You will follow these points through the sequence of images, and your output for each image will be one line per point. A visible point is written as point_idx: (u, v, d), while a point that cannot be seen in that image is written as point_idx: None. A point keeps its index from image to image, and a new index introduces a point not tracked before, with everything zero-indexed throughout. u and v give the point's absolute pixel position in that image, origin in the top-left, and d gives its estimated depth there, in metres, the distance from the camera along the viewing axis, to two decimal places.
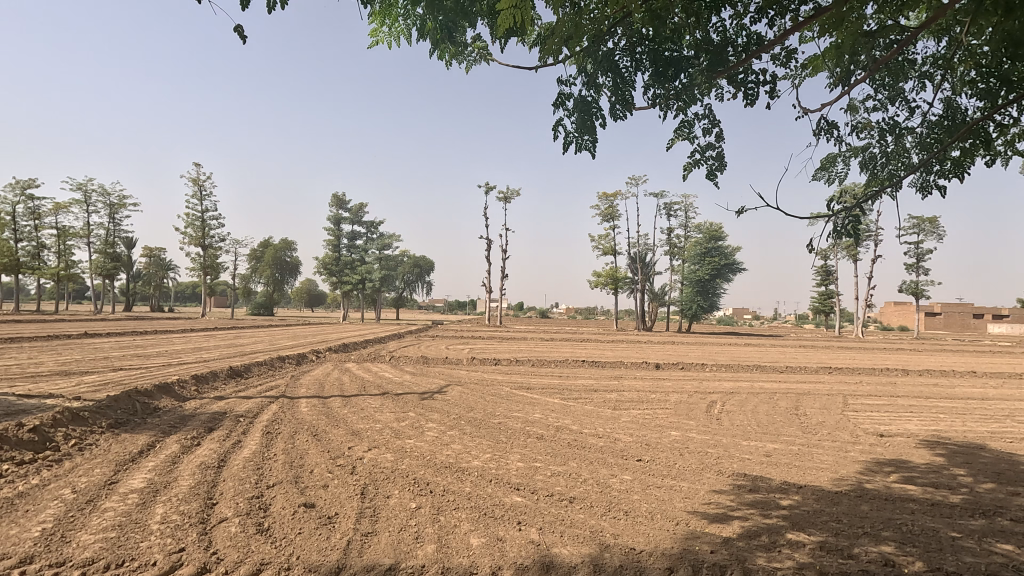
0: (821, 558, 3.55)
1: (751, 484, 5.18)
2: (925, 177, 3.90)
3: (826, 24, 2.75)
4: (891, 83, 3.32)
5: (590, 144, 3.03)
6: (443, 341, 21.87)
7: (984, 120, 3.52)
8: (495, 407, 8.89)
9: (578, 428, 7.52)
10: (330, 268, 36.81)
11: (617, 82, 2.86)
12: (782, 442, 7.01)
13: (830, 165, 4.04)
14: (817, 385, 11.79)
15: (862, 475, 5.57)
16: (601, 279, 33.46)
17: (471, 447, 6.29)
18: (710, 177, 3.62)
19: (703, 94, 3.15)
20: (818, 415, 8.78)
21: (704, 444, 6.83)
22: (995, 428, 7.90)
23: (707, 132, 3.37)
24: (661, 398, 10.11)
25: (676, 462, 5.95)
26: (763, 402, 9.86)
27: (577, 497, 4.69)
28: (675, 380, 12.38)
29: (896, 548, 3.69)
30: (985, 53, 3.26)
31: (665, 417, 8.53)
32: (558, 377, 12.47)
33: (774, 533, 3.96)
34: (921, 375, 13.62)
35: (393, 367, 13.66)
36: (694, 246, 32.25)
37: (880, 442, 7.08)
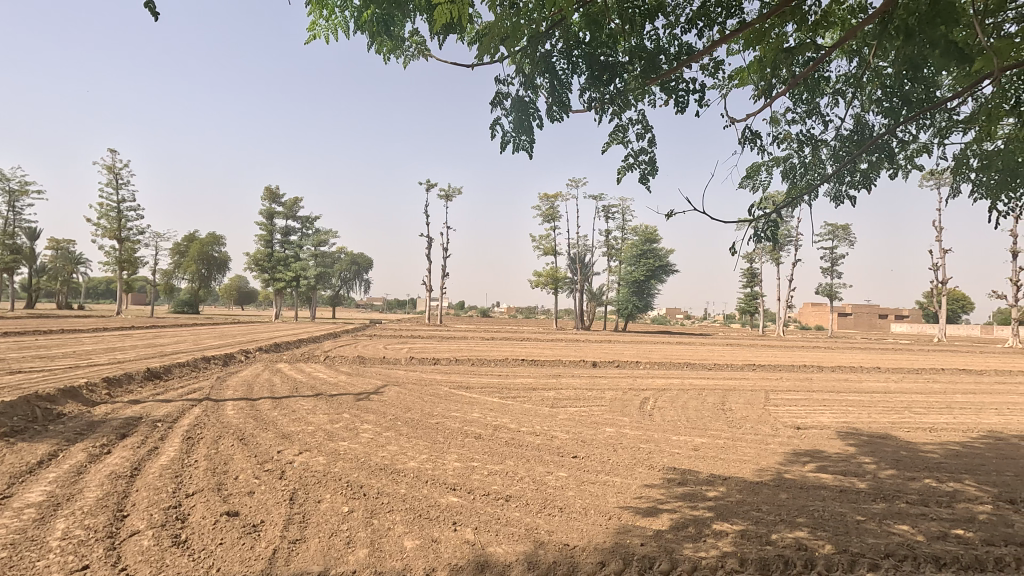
0: (741, 546, 3.74)
1: (680, 478, 5.39)
2: (838, 187, 4.20)
3: (748, 38, 2.89)
4: (808, 98, 3.56)
5: (527, 144, 3.04)
6: (380, 340, 21.48)
7: (888, 137, 3.83)
8: (433, 406, 8.81)
9: (515, 426, 7.57)
10: (261, 264, 35.25)
11: (554, 84, 2.89)
12: (709, 436, 7.34)
13: (755, 173, 4.28)
14: (741, 381, 12.47)
15: (781, 466, 5.93)
16: (541, 279, 33.77)
17: (408, 448, 6.20)
18: (644, 181, 3.72)
19: (637, 99, 3.24)
20: (742, 409, 9.29)
21: (637, 439, 7.06)
22: (896, 419, 8.65)
23: (640, 137, 3.45)
24: (597, 396, 10.35)
25: (610, 458, 6.10)
26: (692, 398, 10.29)
27: (513, 495, 4.72)
28: (612, 378, 12.70)
29: (809, 533, 3.95)
30: (889, 75, 3.54)
31: (601, 414, 8.74)
32: (496, 376, 12.53)
33: (700, 524, 4.14)
34: (833, 370, 14.75)
35: (328, 368, 13.23)
36: (632, 247, 33.23)
37: (797, 434, 7.58)
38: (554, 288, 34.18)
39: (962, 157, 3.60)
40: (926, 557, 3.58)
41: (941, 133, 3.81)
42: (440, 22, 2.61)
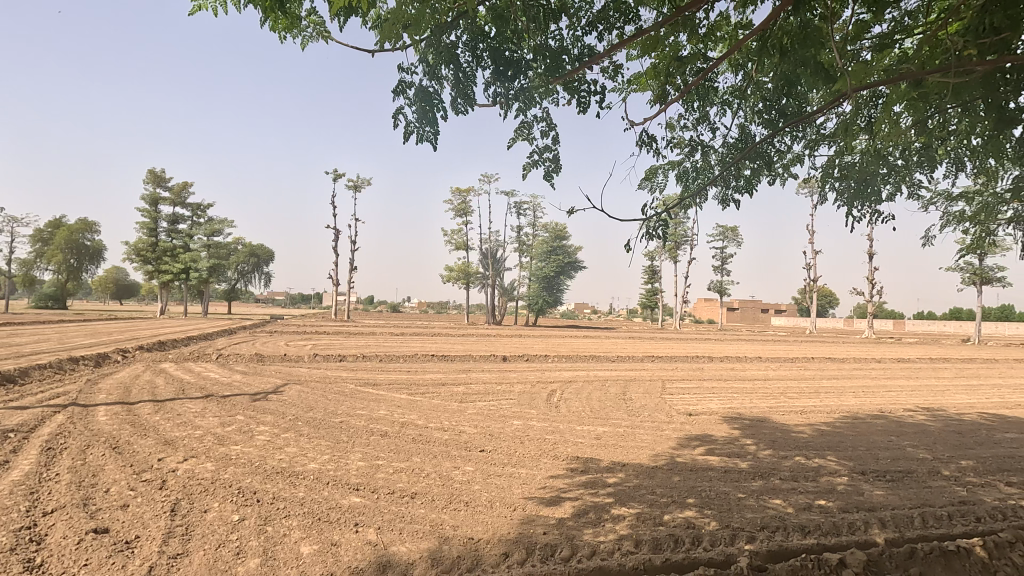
0: (636, 528, 3.95)
1: (582, 466, 5.59)
2: (724, 191, 4.54)
3: (645, 45, 3.03)
4: (698, 106, 3.80)
5: (431, 135, 2.99)
6: (282, 337, 20.35)
7: (766, 146, 4.20)
8: (337, 404, 8.49)
9: (423, 423, 7.47)
10: (143, 254, 31.96)
11: (459, 76, 2.85)
12: (610, 425, 7.69)
13: (652, 176, 4.52)
14: (641, 372, 13.19)
15: (674, 450, 6.33)
16: (453, 274, 33.55)
17: (308, 449, 5.91)
18: (548, 177, 3.79)
19: (542, 97, 3.30)
20: (641, 399, 9.82)
21: (543, 431, 7.23)
22: (773, 403, 9.56)
23: (544, 135, 3.51)
24: (506, 389, 10.48)
25: (516, 451, 6.20)
26: (596, 389, 10.70)
27: (418, 492, 4.65)
28: (520, 371, 12.91)
29: (696, 512, 4.26)
30: (767, 89, 3.87)
31: (509, 407, 8.86)
32: (405, 372, 12.30)
33: (600, 510, 4.32)
34: (721, 360, 16.04)
35: (220, 367, 12.29)
36: (542, 244, 33.96)
37: (689, 420, 8.14)
38: (466, 284, 34.13)
39: (828, 167, 4.01)
40: (794, 526, 3.98)
41: (810, 145, 4.23)
42: (339, 4, 2.49)
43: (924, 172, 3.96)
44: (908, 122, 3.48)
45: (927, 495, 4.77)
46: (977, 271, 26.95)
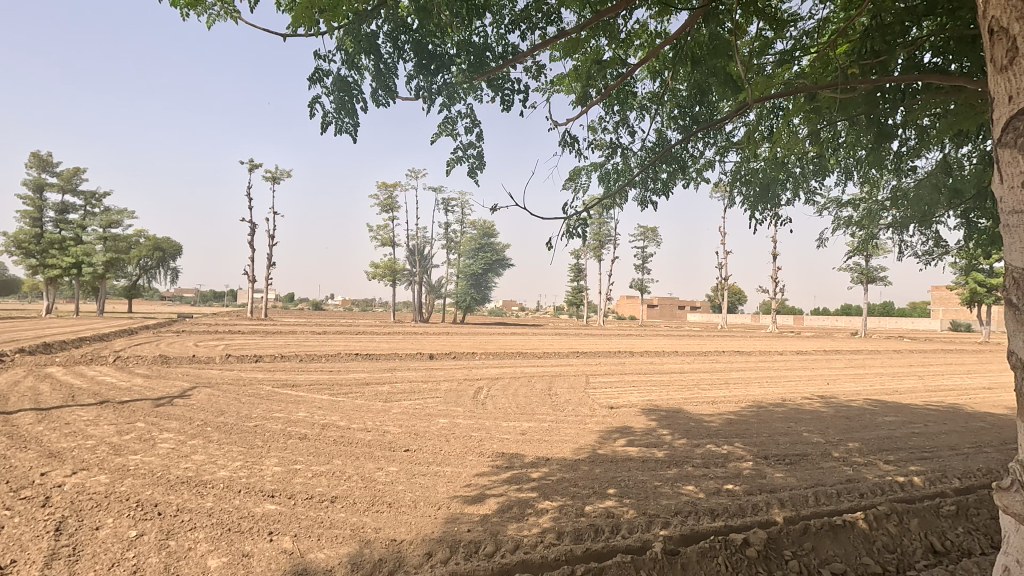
0: (559, 521, 4.04)
1: (507, 462, 5.64)
2: (643, 193, 4.73)
3: (566, 47, 3.09)
4: (618, 109, 3.92)
5: (350, 127, 2.89)
6: (190, 337, 18.99)
7: (681, 152, 4.42)
8: (252, 407, 8.04)
9: (345, 424, 7.24)
10: (25, 246, 28.69)
11: (379, 67, 2.77)
12: (536, 420, 7.81)
13: (576, 177, 4.63)
14: (566, 367, 13.50)
15: (596, 443, 6.54)
16: (378, 271, 32.70)
17: (218, 456, 5.56)
18: (471, 174, 3.77)
19: (466, 93, 3.28)
20: (565, 393, 10.06)
21: (469, 428, 7.22)
22: (688, 395, 10.10)
23: (468, 131, 3.49)
24: (432, 387, 10.37)
25: (441, 449, 6.15)
26: (522, 385, 10.83)
27: (339, 495, 4.50)
28: (447, 369, 12.82)
29: (616, 502, 4.41)
30: (682, 96, 4.06)
31: (435, 405, 8.78)
32: (326, 372, 11.85)
33: (524, 505, 4.38)
34: (641, 355, 16.73)
35: (118, 370, 11.27)
36: (470, 241, 33.88)
37: (611, 413, 8.43)
38: (392, 280, 33.39)
39: (735, 173, 4.28)
40: (704, 510, 4.22)
41: (720, 151, 4.50)
42: None
43: (818, 180, 4.32)
44: (804, 133, 3.79)
45: (820, 476, 5.22)
46: (863, 271, 29.84)
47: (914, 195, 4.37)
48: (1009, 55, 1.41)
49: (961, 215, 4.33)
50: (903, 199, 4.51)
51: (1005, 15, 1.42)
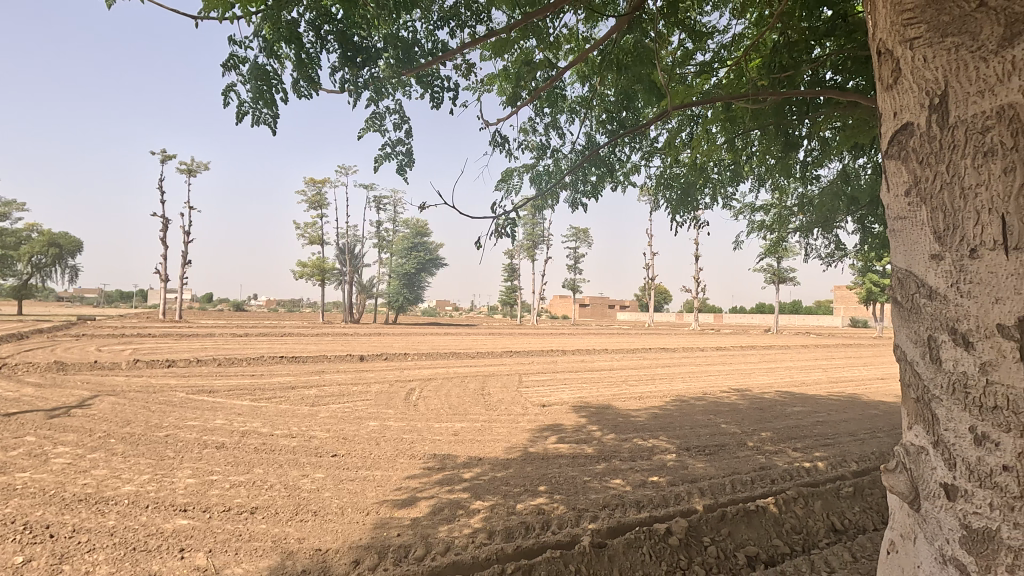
0: (490, 520, 4.04)
1: (439, 464, 5.58)
2: (574, 195, 4.82)
3: (495, 47, 3.08)
4: (547, 111, 3.97)
5: (269, 118, 2.75)
6: (92, 341, 17.39)
7: (608, 155, 4.56)
8: (163, 416, 7.48)
9: (268, 430, 6.89)
10: None
11: (301, 57, 2.65)
12: (468, 420, 7.78)
13: (508, 178, 4.65)
14: (500, 367, 13.56)
15: (528, 441, 6.60)
16: (305, 270, 31.40)
17: (123, 469, 5.13)
18: (401, 171, 3.70)
19: (394, 88, 3.20)
20: (498, 393, 10.09)
21: (400, 431, 7.09)
22: (617, 391, 10.42)
23: (397, 127, 3.41)
24: (362, 390, 10.08)
25: (371, 453, 6.00)
26: (455, 386, 10.76)
27: (260, 506, 4.27)
28: (378, 371, 12.53)
29: (546, 498, 4.48)
30: (610, 101, 4.18)
31: (365, 408, 8.54)
32: (248, 376, 11.24)
33: (456, 506, 4.34)
34: (573, 354, 17.09)
35: (4, 379, 10.15)
36: (402, 241, 33.33)
37: (543, 411, 8.55)
38: (320, 280, 32.16)
39: (660, 178, 4.45)
40: (631, 502, 4.37)
41: (645, 156, 4.67)
42: None
43: (735, 186, 4.58)
44: (721, 141, 4.00)
45: (736, 464, 5.54)
46: (775, 272, 32.02)
47: (818, 202, 4.71)
48: (894, 74, 1.55)
49: (858, 221, 4.73)
50: (810, 205, 4.86)
51: (890, 37, 1.55)
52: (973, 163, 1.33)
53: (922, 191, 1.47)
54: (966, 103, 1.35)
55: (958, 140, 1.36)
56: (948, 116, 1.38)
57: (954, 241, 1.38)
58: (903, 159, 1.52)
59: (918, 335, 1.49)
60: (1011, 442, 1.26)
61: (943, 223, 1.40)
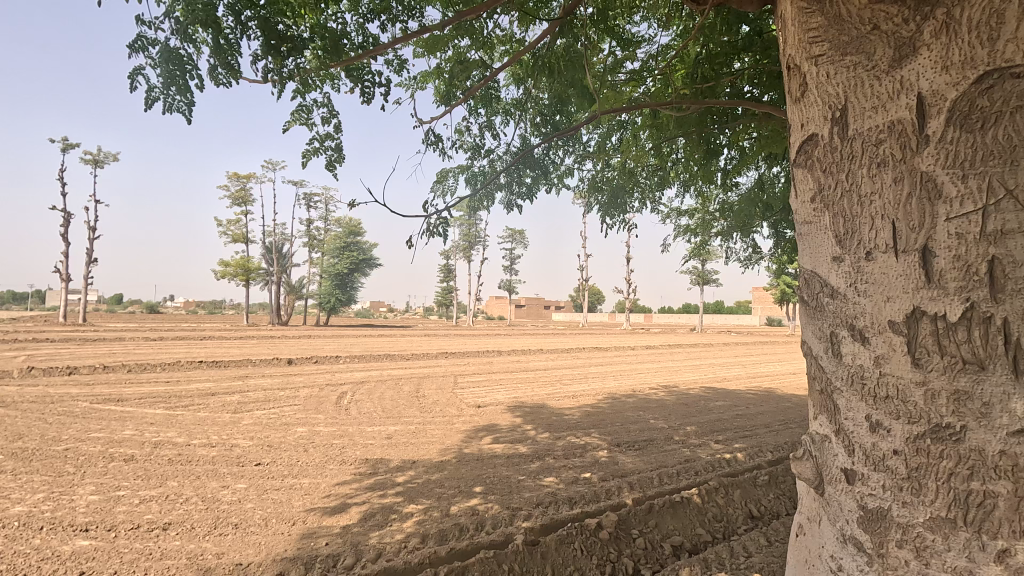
0: (424, 523, 3.98)
1: (371, 469, 5.44)
2: (509, 196, 4.84)
3: (427, 43, 3.04)
4: (482, 111, 3.96)
5: (183, 105, 2.57)
6: None
7: (543, 158, 4.62)
8: (61, 428, 6.83)
9: (184, 440, 6.45)
10: None
11: (219, 42, 2.50)
12: (402, 423, 7.63)
13: (443, 179, 4.60)
14: (435, 368, 13.39)
15: (463, 442, 6.56)
16: (228, 269, 29.69)
17: (13, 489, 4.63)
18: (330, 167, 3.57)
19: (322, 81, 3.09)
20: (433, 395, 9.97)
21: (330, 436, 6.84)
22: (551, 390, 10.57)
23: (325, 121, 3.29)
24: (289, 395, 9.65)
25: (298, 460, 5.75)
26: (388, 388, 10.52)
27: (174, 521, 3.99)
28: (308, 374, 12.04)
29: (481, 499, 4.47)
30: (544, 104, 4.23)
31: (293, 413, 8.19)
32: (162, 383, 10.47)
33: (388, 511, 4.25)
34: (508, 354, 17.18)
35: None
36: (334, 240, 32.28)
37: (478, 411, 8.54)
38: (244, 280, 30.51)
39: (593, 181, 4.56)
40: (564, 499, 4.44)
41: (578, 159, 4.76)
42: None
43: (663, 191, 4.77)
44: (649, 147, 4.15)
45: (663, 458, 5.77)
46: (700, 274, 33.66)
47: (737, 209, 5.00)
48: (802, 87, 1.66)
49: (772, 227, 5.05)
50: (730, 211, 5.14)
51: (798, 54, 1.66)
52: (869, 173, 1.45)
53: (826, 198, 1.58)
54: (863, 117, 1.47)
55: (856, 152, 1.48)
56: (848, 128, 1.50)
57: (853, 245, 1.50)
58: (809, 167, 1.64)
59: (822, 331, 1.61)
60: (901, 428, 1.38)
61: (843, 228, 1.52)
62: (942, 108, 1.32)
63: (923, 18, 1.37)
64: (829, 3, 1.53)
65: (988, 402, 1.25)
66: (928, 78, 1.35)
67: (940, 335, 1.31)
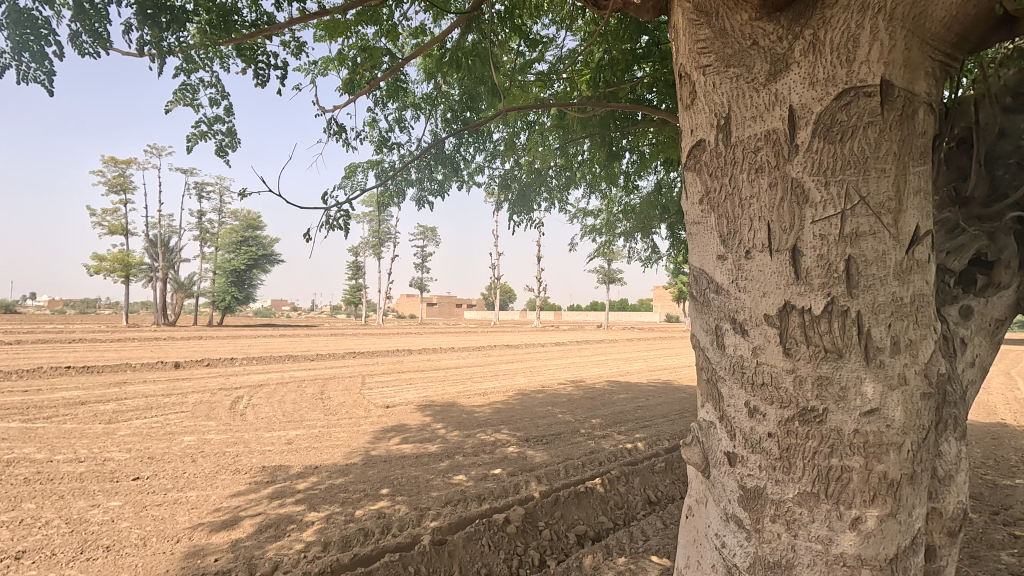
0: (326, 531, 3.80)
1: (269, 477, 5.12)
2: (420, 193, 4.75)
3: (327, 28, 2.88)
4: (390, 102, 3.84)
5: (40, 76, 2.27)
6: None
7: (453, 155, 4.55)
8: None
9: (46, 456, 5.70)
10: None
11: (83, 6, 2.22)
12: (304, 427, 7.26)
13: (351, 174, 4.41)
14: (341, 369, 12.86)
15: (370, 444, 6.36)
16: (104, 264, 26.67)
17: None
18: (221, 153, 3.31)
19: (211, 59, 2.84)
20: (339, 397, 9.58)
21: (222, 444, 6.36)
22: (462, 389, 10.54)
23: (214, 103, 3.03)
24: (176, 401, 8.85)
25: (185, 471, 5.28)
26: (290, 391, 9.95)
27: (29, 549, 3.51)
28: (198, 379, 11.10)
29: (388, 501, 4.35)
30: (455, 100, 4.18)
31: (180, 421, 7.51)
32: (20, 393, 9.20)
33: (287, 520, 4.02)
34: (419, 353, 16.92)
35: None
36: (230, 234, 30.08)
37: (387, 412, 8.32)
38: (123, 276, 27.54)
39: (505, 179, 4.58)
40: (472, 496, 4.44)
41: (488, 156, 4.76)
42: None
43: (570, 191, 4.90)
44: (556, 147, 4.25)
45: (569, 450, 5.95)
46: (606, 273, 35.14)
47: (638, 211, 5.30)
48: (691, 95, 1.75)
49: (669, 229, 5.37)
50: (632, 213, 5.39)
51: (687, 63, 1.75)
52: (748, 177, 1.56)
53: (712, 200, 1.67)
54: (744, 125, 1.58)
55: (737, 158, 1.59)
56: (731, 136, 1.61)
57: (734, 244, 1.60)
58: (697, 170, 1.72)
59: (708, 325, 1.71)
60: (775, 412, 1.51)
61: (726, 228, 1.62)
62: (809, 121, 1.46)
63: (794, 37, 1.51)
64: (716, 17, 1.63)
65: (845, 385, 1.41)
66: (798, 92, 1.48)
67: (806, 327, 1.45)
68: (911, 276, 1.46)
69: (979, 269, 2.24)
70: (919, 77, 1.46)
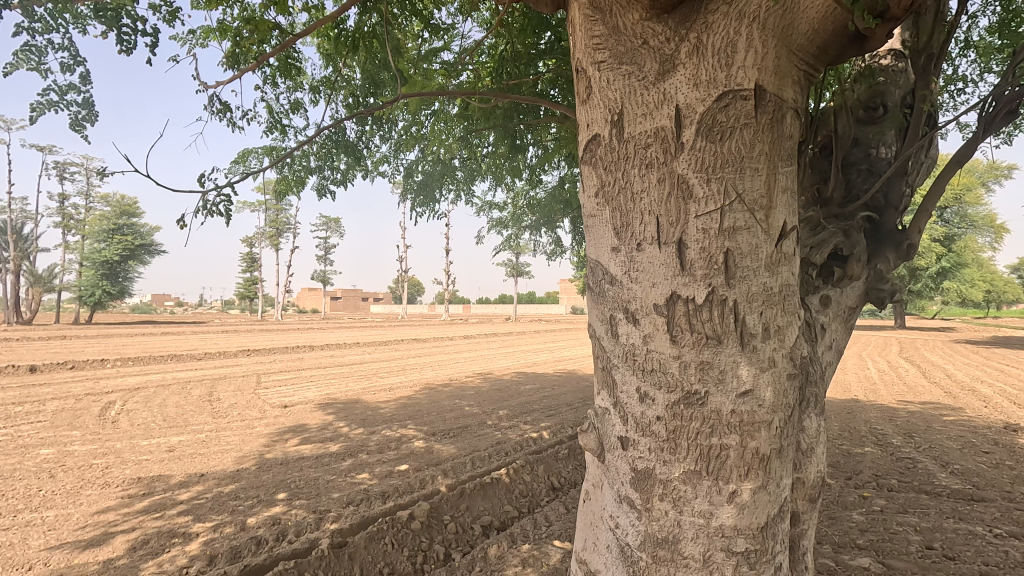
0: (212, 543, 3.51)
1: (146, 489, 4.64)
2: (321, 182, 4.49)
3: None
4: (284, 82, 3.58)
5: None
6: None
7: (356, 143, 4.34)
8: None
9: None
10: None
11: None
12: (188, 433, 6.67)
13: (244, 160, 4.08)
14: (233, 368, 11.96)
15: (264, 447, 5.97)
16: None
17: None
18: (78, 127, 2.91)
19: (63, 18, 2.49)
20: (229, 398, 8.90)
21: (88, 455, 5.67)
22: (366, 385, 10.20)
23: (68, 69, 2.66)
24: (31, 410, 7.75)
25: (40, 489, 4.64)
26: (173, 394, 9.09)
27: None
28: (59, 384, 9.81)
29: (284, 506, 4.10)
30: (356, 85, 3.98)
31: (35, 432, 6.60)
32: None
33: (166, 534, 3.66)
34: (320, 349, 16.17)
35: None
36: (98, 220, 26.83)
37: (284, 412, 7.86)
38: None
39: (411, 169, 4.46)
40: (376, 495, 4.31)
41: (393, 145, 4.62)
42: None
43: (476, 183, 4.88)
44: (460, 137, 4.20)
45: (476, 442, 5.97)
46: (515, 267, 35.51)
47: (541, 204, 5.42)
48: (587, 90, 1.78)
49: (571, 223, 5.53)
50: (536, 206, 5.48)
51: (584, 58, 1.77)
52: (640, 172, 1.62)
53: (606, 193, 1.72)
54: (635, 121, 1.63)
55: (630, 153, 1.64)
56: (624, 131, 1.66)
57: (627, 237, 1.65)
58: (593, 164, 1.76)
59: (603, 315, 1.76)
60: (662, 397, 1.58)
61: (619, 221, 1.67)
62: (692, 120, 1.55)
63: (680, 39, 1.58)
64: (609, 14, 1.66)
65: (723, 368, 1.52)
66: (683, 93, 1.56)
67: (689, 315, 1.54)
68: (780, 267, 1.60)
69: (836, 263, 2.47)
70: (787, 84, 1.59)
